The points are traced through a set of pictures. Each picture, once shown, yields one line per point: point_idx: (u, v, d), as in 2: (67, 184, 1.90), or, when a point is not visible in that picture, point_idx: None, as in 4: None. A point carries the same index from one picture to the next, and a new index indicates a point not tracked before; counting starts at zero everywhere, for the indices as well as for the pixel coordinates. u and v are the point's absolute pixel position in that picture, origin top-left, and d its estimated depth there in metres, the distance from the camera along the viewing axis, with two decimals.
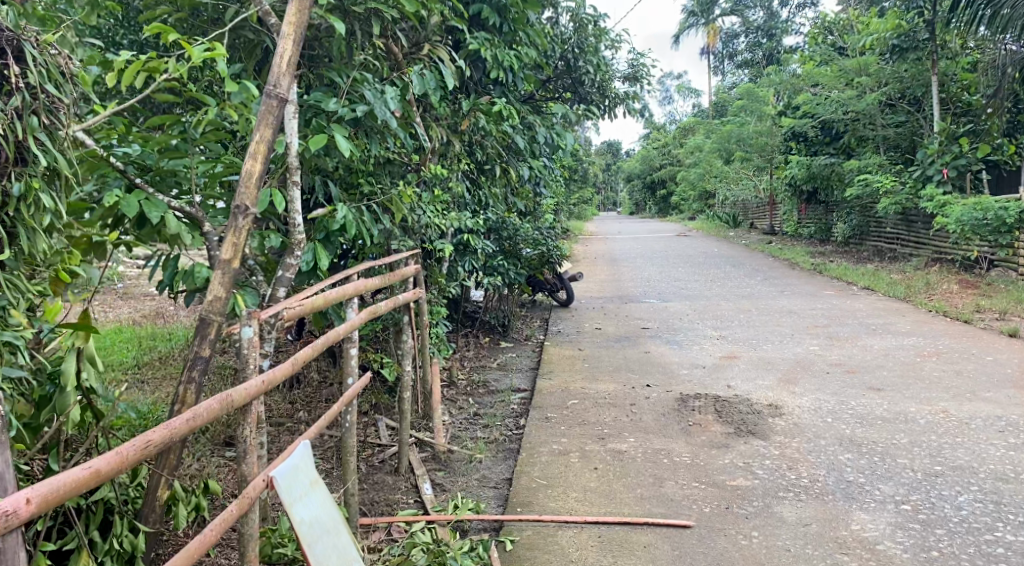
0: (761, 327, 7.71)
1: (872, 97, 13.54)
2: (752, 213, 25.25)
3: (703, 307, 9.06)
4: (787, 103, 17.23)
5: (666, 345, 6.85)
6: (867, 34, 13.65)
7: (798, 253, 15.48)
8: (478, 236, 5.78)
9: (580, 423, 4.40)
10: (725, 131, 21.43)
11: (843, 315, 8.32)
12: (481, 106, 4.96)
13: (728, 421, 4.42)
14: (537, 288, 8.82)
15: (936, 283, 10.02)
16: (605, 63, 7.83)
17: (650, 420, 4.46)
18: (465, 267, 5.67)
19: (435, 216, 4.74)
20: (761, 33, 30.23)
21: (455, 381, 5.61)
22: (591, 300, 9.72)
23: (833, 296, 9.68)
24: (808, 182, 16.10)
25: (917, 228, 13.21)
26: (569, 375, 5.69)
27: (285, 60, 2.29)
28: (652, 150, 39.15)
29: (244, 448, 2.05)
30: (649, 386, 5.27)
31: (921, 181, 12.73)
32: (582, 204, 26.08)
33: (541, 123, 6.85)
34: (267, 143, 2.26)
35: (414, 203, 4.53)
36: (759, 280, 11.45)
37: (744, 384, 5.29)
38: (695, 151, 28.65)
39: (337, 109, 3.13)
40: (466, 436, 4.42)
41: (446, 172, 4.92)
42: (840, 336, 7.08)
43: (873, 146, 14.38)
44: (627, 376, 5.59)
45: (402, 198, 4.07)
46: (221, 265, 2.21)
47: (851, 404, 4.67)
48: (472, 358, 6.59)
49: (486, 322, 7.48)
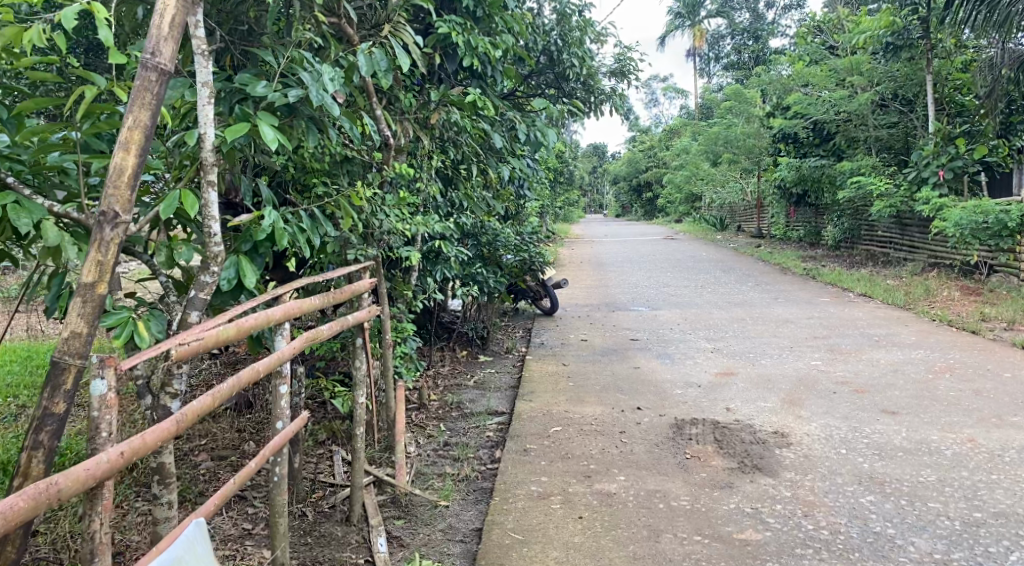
0: (757, 338, 7.23)
1: (865, 96, 13.11)
2: (738, 216, 24.83)
3: (694, 316, 8.58)
4: (776, 104, 16.80)
5: (657, 360, 6.34)
6: (859, 32, 13.20)
7: (788, 257, 15.04)
8: (451, 243, 5.24)
9: (563, 457, 3.88)
10: (712, 133, 20.99)
11: (842, 325, 7.84)
12: (452, 97, 4.41)
13: (731, 453, 3.92)
14: (518, 296, 8.31)
15: (936, 290, 9.58)
16: (590, 57, 7.31)
17: (642, 453, 3.95)
18: (438, 277, 5.12)
19: (400, 221, 4.18)
20: (747, 34, 29.84)
21: (425, 403, 5.07)
22: (575, 308, 9.21)
23: (829, 304, 9.22)
24: (799, 184, 15.67)
25: (912, 232, 12.81)
26: (552, 396, 5.18)
27: (167, 24, 1.89)
28: (638, 154, 38.76)
29: (95, 548, 1.76)
30: (640, 409, 4.75)
31: (916, 184, 12.31)
32: (567, 206, 25.61)
33: (520, 120, 6.32)
34: (145, 128, 1.85)
35: (375, 205, 4.01)
36: (749, 286, 11.00)
37: (745, 406, 4.79)
38: (681, 153, 28.24)
39: (267, 93, 2.59)
40: (433, 472, 3.89)
41: (412, 171, 4.39)
42: (843, 349, 6.59)
43: (865, 147, 13.97)
44: (616, 397, 5.07)
45: (355, 202, 3.57)
46: (81, 289, 1.79)
47: (866, 431, 4.17)
48: (446, 376, 6.03)
49: (463, 334, 6.95)
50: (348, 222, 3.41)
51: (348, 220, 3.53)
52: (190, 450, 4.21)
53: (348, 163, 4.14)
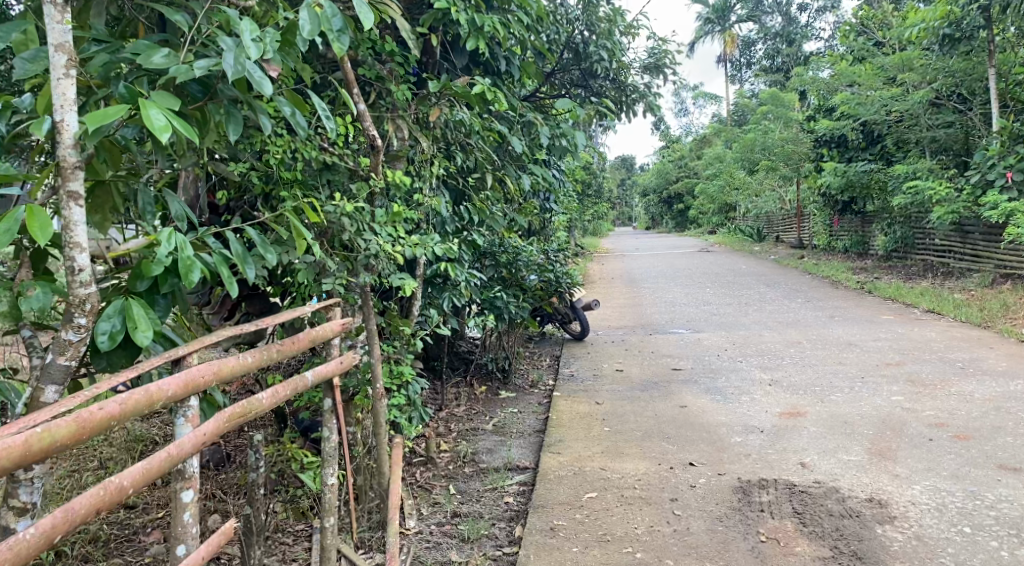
0: (819, 366, 6.32)
1: (919, 94, 12.02)
2: (776, 226, 23.63)
3: (742, 339, 7.67)
4: (819, 105, 15.74)
5: (707, 396, 5.46)
6: (911, 25, 11.99)
7: (838, 269, 14.00)
8: (461, 264, 4.45)
9: (601, 541, 3.10)
10: (747, 140, 19.96)
11: (914, 348, 6.90)
12: (455, 89, 3.64)
13: (818, 533, 3.07)
14: (545, 319, 7.48)
15: (1015, 303, 8.53)
16: (621, 49, 6.48)
17: (703, 533, 3.14)
18: (446, 307, 4.33)
19: (394, 242, 3.41)
20: (780, 39, 28.73)
21: (434, 456, 4.26)
22: (608, 331, 8.33)
23: (894, 323, 8.25)
24: (845, 191, 14.65)
25: (975, 240, 11.77)
26: (587, 444, 4.36)
27: None
28: (668, 164, 37.75)
29: None
30: (693, 466, 3.91)
31: (980, 188, 11.25)
32: (596, 218, 24.67)
33: (541, 123, 5.52)
34: None
35: (361, 224, 3.28)
36: (799, 303, 10.03)
37: (823, 460, 3.94)
38: (714, 161, 27.19)
39: (169, 64, 1.81)
40: (433, 560, 3.10)
41: (410, 180, 3.64)
42: (924, 380, 5.67)
43: (918, 150, 12.94)
44: (662, 448, 4.21)
45: (313, 220, 2.86)
46: None
47: (987, 498, 3.31)
48: (460, 420, 5.17)
49: (482, 366, 6.13)
50: (303, 242, 2.68)
51: (302, 240, 2.80)
52: (143, 527, 3.45)
53: (327, 172, 3.41)
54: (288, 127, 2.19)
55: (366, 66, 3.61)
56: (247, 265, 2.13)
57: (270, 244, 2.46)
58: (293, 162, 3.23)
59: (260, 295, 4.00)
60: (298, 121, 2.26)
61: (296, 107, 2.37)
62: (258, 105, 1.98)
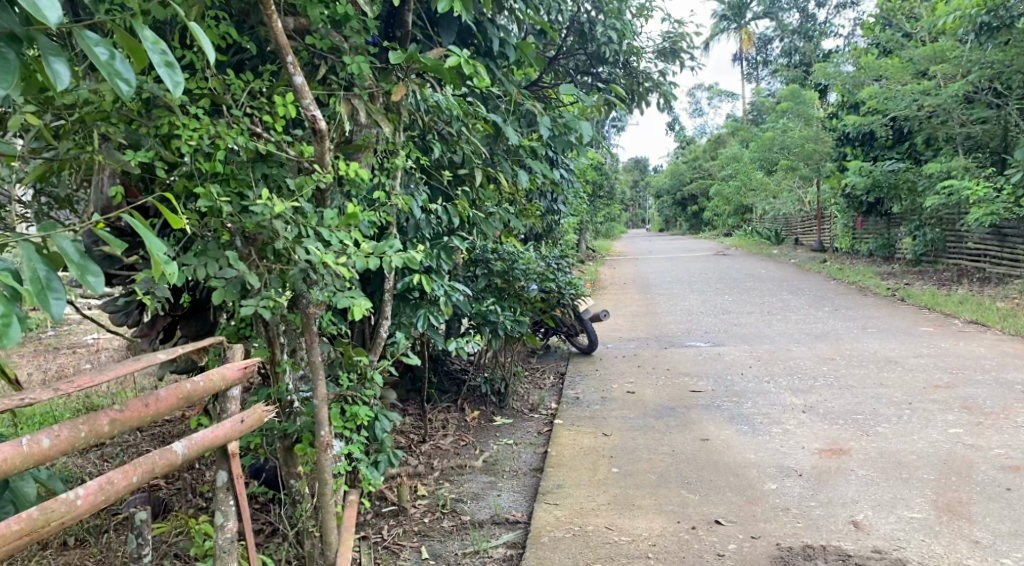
0: (856, 388, 5.59)
1: (954, 87, 11.16)
2: (796, 228, 22.73)
3: (767, 354, 6.95)
4: (843, 101, 14.89)
5: (731, 425, 4.73)
6: (944, 14, 11.16)
7: (865, 274, 13.17)
8: (440, 275, 3.76)
9: None
10: (766, 138, 19.09)
11: (963, 366, 6.12)
12: (424, 61, 2.95)
13: None
14: (548, 332, 6.78)
15: None
16: (631, 31, 5.76)
17: None
18: (421, 327, 3.65)
19: (346, 251, 2.70)
20: (798, 36, 27.78)
21: (406, 505, 3.58)
22: (618, 344, 7.63)
23: (935, 336, 7.47)
24: (871, 191, 13.83)
25: (1016, 243, 10.95)
26: (590, 490, 3.67)
27: None
28: (682, 165, 36.88)
29: None
30: (720, 524, 3.22)
31: (1021, 187, 10.40)
32: (608, 221, 23.80)
33: (540, 112, 4.82)
34: None
35: (298, 229, 2.58)
36: (827, 312, 9.25)
37: (879, 516, 3.24)
38: (731, 162, 26.29)
39: None
40: None
41: (369, 175, 2.94)
42: (982, 406, 4.91)
43: (950, 148, 12.10)
44: (681, 499, 3.51)
45: (173, 225, 1.95)
46: None
47: None
48: (446, 455, 4.46)
49: (475, 388, 5.43)
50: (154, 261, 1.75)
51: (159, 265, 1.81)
52: None
53: (262, 162, 2.73)
54: (103, 78, 1.60)
55: (316, 35, 2.94)
56: (40, 302, 1.63)
57: (93, 267, 1.72)
58: (214, 152, 2.56)
59: (194, 316, 3.28)
60: (123, 71, 1.65)
61: (135, 54, 1.75)
62: (41, 46, 1.67)
